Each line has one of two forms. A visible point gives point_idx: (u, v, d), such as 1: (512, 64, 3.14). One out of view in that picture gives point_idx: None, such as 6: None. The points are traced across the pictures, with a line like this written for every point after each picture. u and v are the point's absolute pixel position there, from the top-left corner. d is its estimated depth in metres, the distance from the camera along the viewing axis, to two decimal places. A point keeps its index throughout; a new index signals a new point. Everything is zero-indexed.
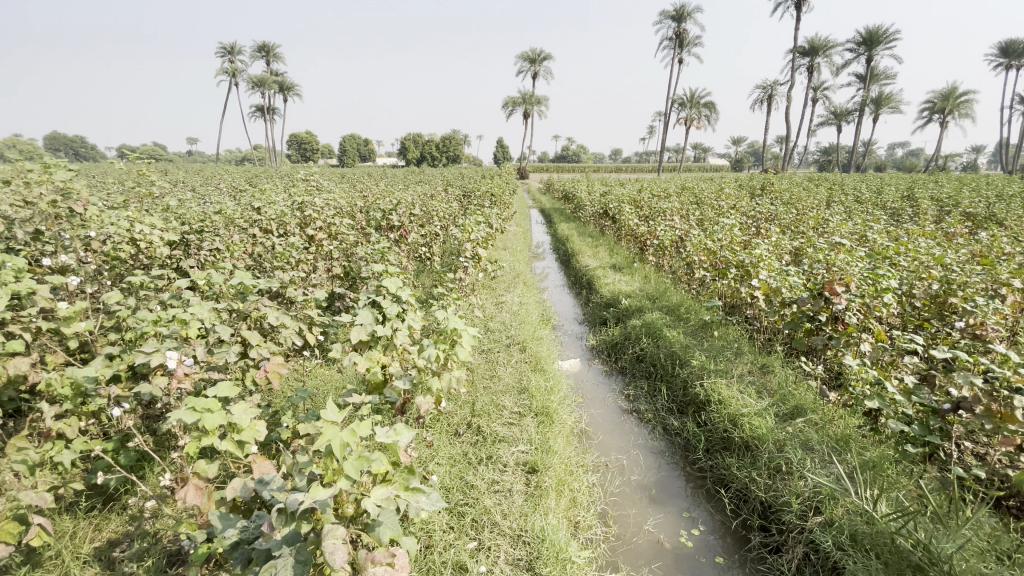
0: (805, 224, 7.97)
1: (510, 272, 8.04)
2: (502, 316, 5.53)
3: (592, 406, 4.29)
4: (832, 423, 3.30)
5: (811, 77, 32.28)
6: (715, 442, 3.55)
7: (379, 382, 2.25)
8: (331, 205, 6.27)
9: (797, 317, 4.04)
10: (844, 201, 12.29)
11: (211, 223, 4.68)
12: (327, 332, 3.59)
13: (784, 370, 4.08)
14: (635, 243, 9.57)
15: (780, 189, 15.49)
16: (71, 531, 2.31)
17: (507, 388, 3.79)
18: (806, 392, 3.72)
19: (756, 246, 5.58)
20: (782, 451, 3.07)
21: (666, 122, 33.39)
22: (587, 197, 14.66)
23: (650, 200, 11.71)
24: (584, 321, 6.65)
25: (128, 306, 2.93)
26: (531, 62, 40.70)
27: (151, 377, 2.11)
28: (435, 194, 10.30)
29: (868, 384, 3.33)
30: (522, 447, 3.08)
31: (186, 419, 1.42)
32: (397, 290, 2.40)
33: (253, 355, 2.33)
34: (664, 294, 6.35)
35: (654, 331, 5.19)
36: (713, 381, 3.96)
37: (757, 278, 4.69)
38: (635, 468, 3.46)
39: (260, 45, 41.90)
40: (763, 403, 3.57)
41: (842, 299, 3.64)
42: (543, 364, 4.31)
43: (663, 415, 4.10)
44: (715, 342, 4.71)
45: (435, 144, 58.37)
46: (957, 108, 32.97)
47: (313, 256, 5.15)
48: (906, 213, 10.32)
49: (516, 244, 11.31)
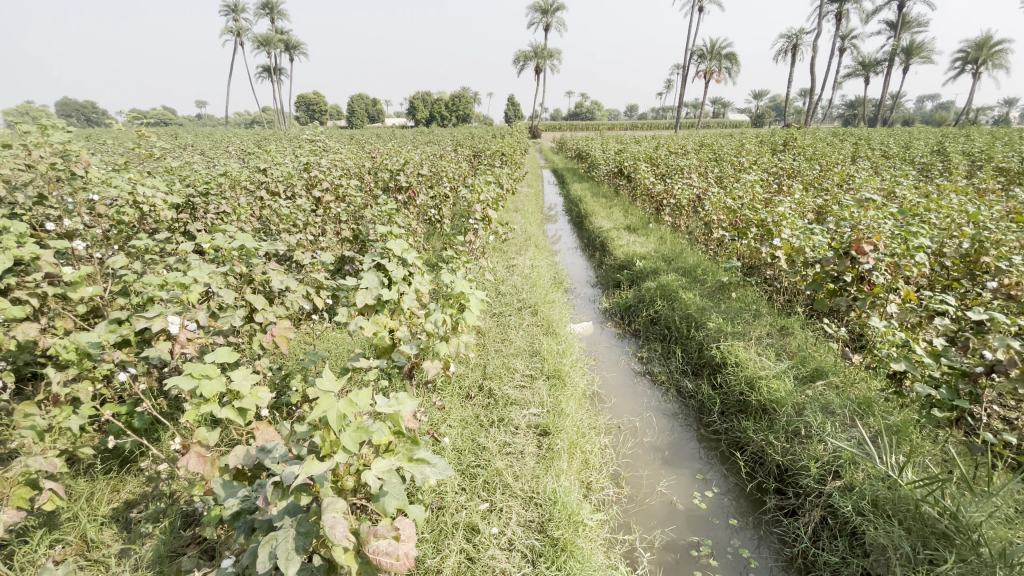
0: (830, 181, 7.63)
1: (521, 234, 7.89)
2: (513, 279, 5.44)
3: (604, 368, 4.23)
4: (854, 386, 3.21)
5: (839, 24, 30.47)
6: (731, 405, 3.49)
7: (387, 346, 2.20)
8: (338, 166, 6.13)
9: (820, 277, 3.89)
10: (870, 157, 11.74)
11: (216, 186, 4.59)
12: (336, 296, 3.54)
13: (804, 331, 3.96)
14: (651, 203, 9.30)
15: (803, 145, 14.85)
16: (88, 493, 2.36)
17: (519, 351, 3.74)
18: (827, 355, 3.61)
19: (778, 204, 5.35)
20: (801, 415, 3.00)
21: (684, 76, 31.99)
22: (601, 155, 14.24)
23: (667, 158, 11.32)
24: (597, 284, 6.53)
25: (134, 271, 2.90)
26: (544, 14, 38.93)
27: (155, 342, 2.08)
28: (444, 155, 10.07)
29: (895, 346, 3.22)
30: (534, 410, 3.05)
31: (183, 386, 1.38)
32: (405, 251, 2.31)
33: (258, 319, 2.29)
34: (679, 255, 6.19)
35: (669, 293, 5.06)
36: (730, 344, 3.86)
37: (779, 237, 4.51)
38: (648, 430, 3.42)
39: (263, 2, 40.60)
40: (782, 366, 3.47)
41: (869, 258, 3.47)
42: (554, 327, 4.24)
43: (677, 377, 4.03)
44: (733, 304, 4.59)
45: (444, 103, 57.04)
46: (995, 56, 30.99)
47: (321, 219, 5.07)
48: (936, 168, 9.84)
49: (527, 206, 11.10)
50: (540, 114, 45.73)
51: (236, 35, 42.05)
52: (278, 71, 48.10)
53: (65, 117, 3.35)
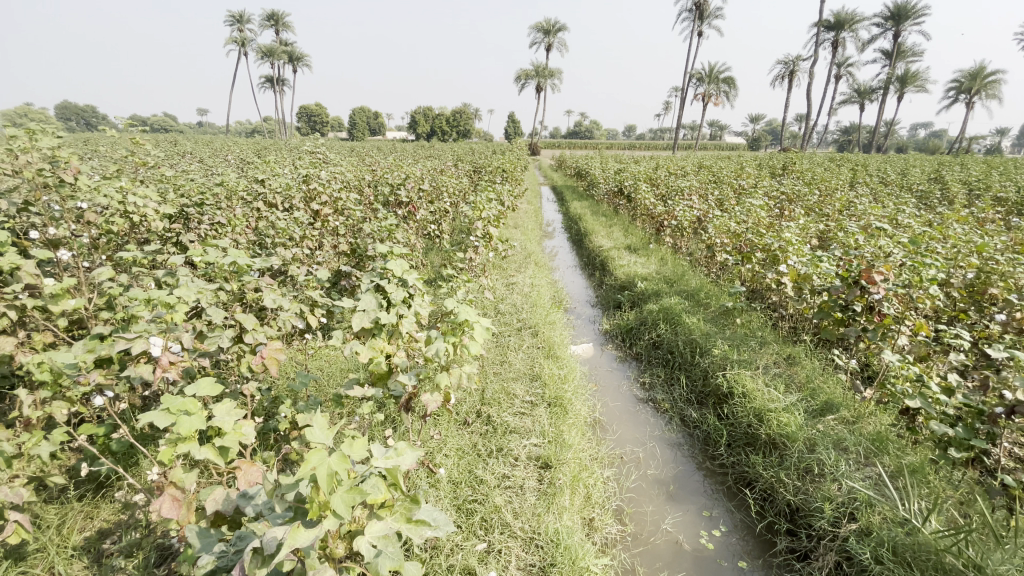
0: (831, 206, 7.61)
1: (521, 251, 7.80)
2: (513, 298, 5.32)
3: (606, 394, 4.10)
4: (866, 422, 3.10)
5: (835, 52, 31.05)
6: (738, 437, 3.36)
7: (383, 373, 2.08)
8: (338, 178, 6.04)
9: (828, 306, 3.80)
10: (869, 183, 11.80)
11: (211, 196, 4.48)
12: (331, 314, 3.42)
13: (811, 361, 3.86)
14: (652, 223, 9.25)
15: (801, 169, 14.94)
16: (59, 522, 2.20)
17: (519, 375, 3.60)
18: (837, 387, 3.51)
19: (782, 229, 5.29)
20: (813, 452, 2.87)
21: (682, 99, 32.42)
22: (601, 174, 14.27)
23: (667, 179, 11.33)
24: (597, 304, 6.43)
25: (120, 284, 2.76)
26: (545, 34, 39.55)
27: (136, 363, 1.95)
28: (445, 170, 10.04)
29: (908, 381, 3.11)
30: (534, 440, 2.91)
31: (158, 423, 1.26)
32: (405, 272, 2.19)
33: (248, 340, 2.16)
34: (682, 277, 6.11)
35: (672, 317, 4.96)
36: (737, 372, 3.75)
37: (785, 263, 4.43)
38: (652, 462, 3.28)
39: (268, 15, 41.12)
40: (791, 398, 3.35)
41: (880, 289, 3.38)
42: (555, 349, 4.11)
43: (681, 405, 3.91)
44: (738, 330, 4.48)
45: (445, 118, 57.55)
46: (987, 88, 31.58)
47: (318, 231, 4.96)
48: (934, 196, 9.88)
49: (527, 223, 11.04)
50: (540, 131, 46.14)
51: (240, 46, 42.36)
52: (281, 82, 48.42)
53: (55, 122, 3.23)
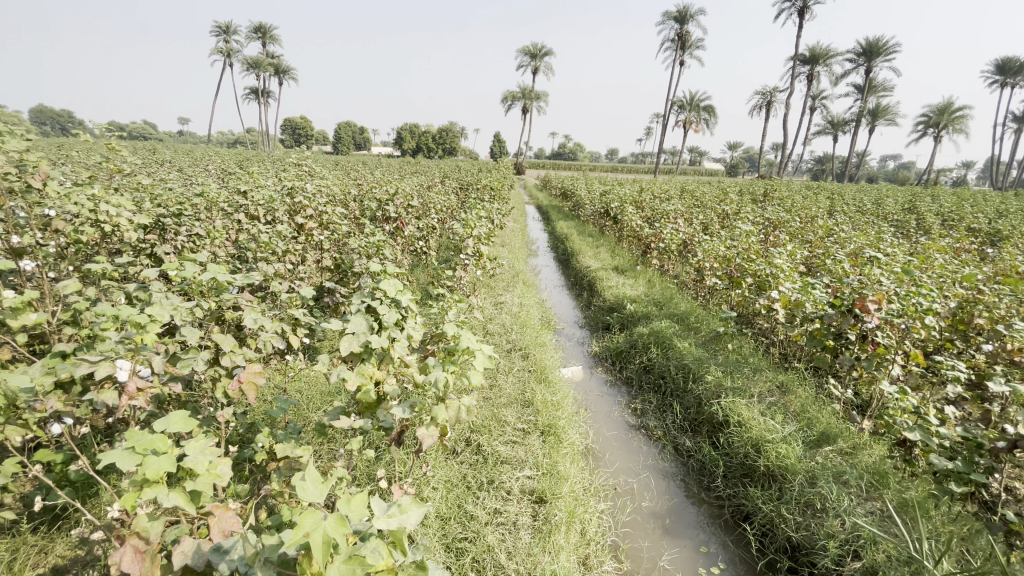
0: (814, 233, 7.72)
1: (509, 270, 7.71)
2: (502, 318, 5.20)
3: (597, 420, 3.99)
4: (863, 453, 3.04)
5: (810, 85, 32.26)
6: (735, 469, 3.26)
7: (371, 401, 1.93)
8: (324, 192, 5.89)
9: (821, 334, 3.77)
10: (847, 211, 12.08)
11: (190, 207, 4.29)
12: (314, 333, 3.25)
13: (804, 390, 3.81)
14: (638, 245, 9.28)
15: (781, 196, 15.27)
16: (7, 560, 1.98)
17: (510, 401, 3.46)
18: (832, 416, 3.45)
19: (772, 255, 5.30)
20: (814, 485, 2.78)
21: (665, 124, 33.14)
22: (587, 195, 14.37)
23: (653, 202, 11.42)
24: (585, 325, 6.35)
25: (88, 297, 2.57)
26: (533, 57, 40.24)
27: (99, 388, 1.77)
28: (433, 186, 9.95)
29: (905, 413, 3.07)
30: (527, 472, 2.77)
31: (121, 465, 1.11)
32: (399, 293, 2.07)
33: (226, 362, 2.01)
34: (670, 300, 6.08)
35: (664, 341, 4.89)
36: (731, 400, 3.67)
37: (776, 289, 4.42)
38: (646, 493, 3.16)
39: (255, 28, 41.11)
40: (788, 428, 3.28)
41: (874, 317, 3.35)
42: (547, 373, 3.99)
43: (674, 433, 3.81)
44: (730, 356, 4.43)
45: (431, 136, 57.85)
46: (952, 123, 33.02)
47: (302, 246, 4.78)
48: (911, 225, 10.14)
49: (513, 241, 10.98)
50: (525, 151, 46.61)
51: (226, 56, 42.07)
52: (267, 94, 48.16)
53: (24, 124, 3.04)
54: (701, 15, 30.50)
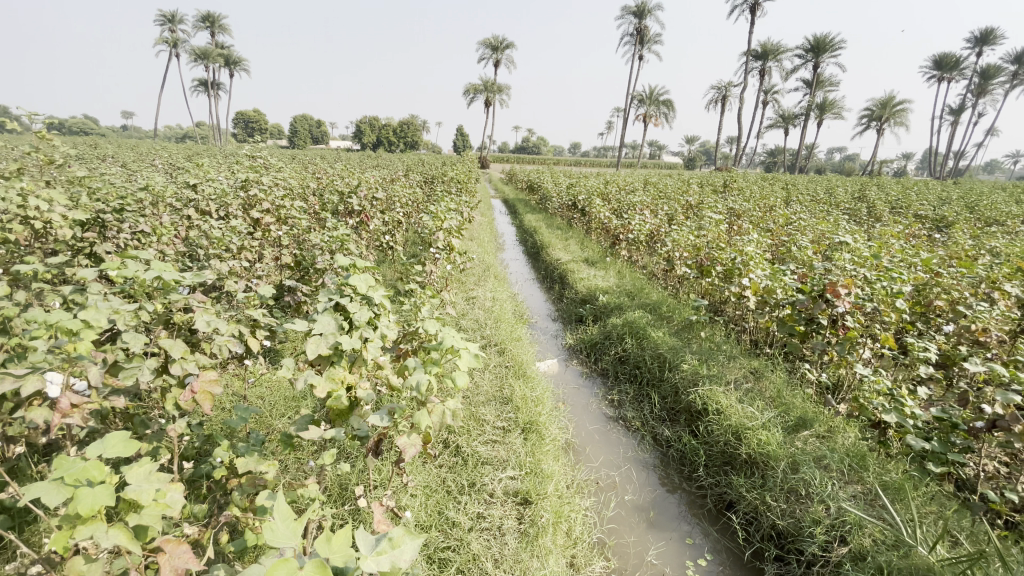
0: (776, 221, 7.89)
1: (478, 264, 7.55)
2: (475, 313, 5.06)
3: (575, 414, 3.91)
4: (839, 436, 3.08)
5: (764, 80, 33.31)
6: (716, 457, 3.24)
7: (344, 409, 1.76)
8: (281, 186, 5.57)
9: (793, 319, 3.82)
10: (804, 200, 12.47)
11: (133, 202, 3.93)
12: (276, 335, 3.02)
13: (778, 375, 3.84)
14: (607, 236, 9.29)
15: (741, 187, 15.66)
16: None
17: (488, 398, 3.32)
18: (807, 400, 3.49)
19: (740, 243, 5.34)
20: (796, 471, 2.79)
21: (626, 118, 33.54)
22: (553, 188, 14.31)
23: (619, 194, 11.47)
24: (558, 318, 6.27)
25: (12, 303, 2.27)
26: (495, 50, 39.91)
27: (27, 406, 1.54)
28: (397, 180, 9.65)
29: (879, 395, 3.12)
30: (510, 473, 2.65)
31: (45, 502, 0.92)
32: (371, 288, 1.90)
33: (177, 371, 1.79)
34: (642, 291, 6.07)
35: (638, 332, 4.86)
36: (709, 388, 3.65)
37: (747, 277, 4.44)
38: (629, 487, 3.10)
39: (202, 16, 39.18)
40: (767, 414, 3.28)
41: (845, 302, 3.41)
42: (524, 368, 3.88)
43: (653, 423, 3.77)
44: (704, 344, 4.43)
45: (392, 129, 56.79)
46: (894, 116, 34.73)
47: (260, 242, 4.49)
48: (863, 213, 10.55)
49: (480, 235, 10.80)
50: (488, 146, 46.36)
51: (170, 46, 39.88)
52: (217, 86, 45.93)
53: None
54: (658, 10, 30.89)
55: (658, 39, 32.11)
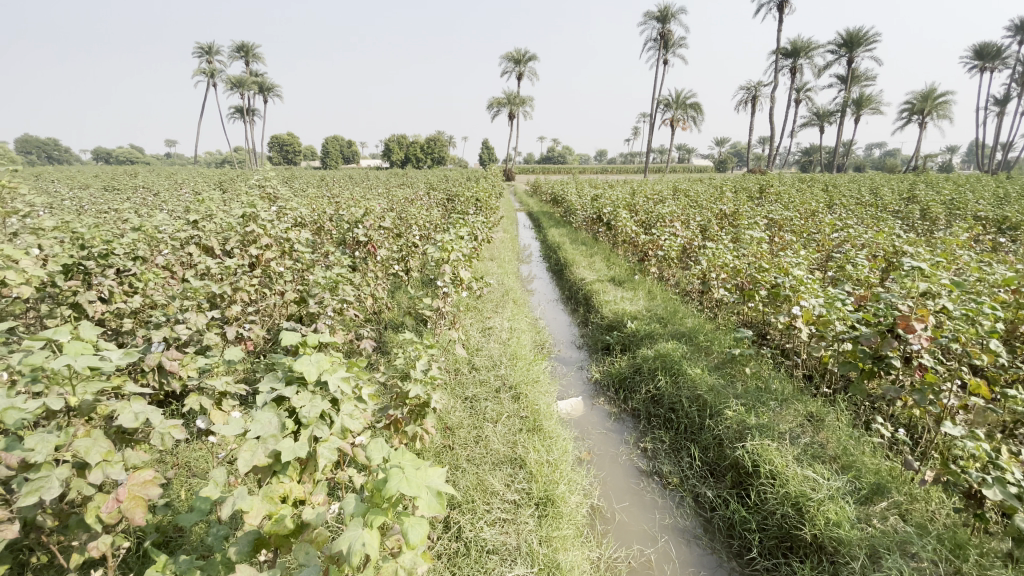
0: (821, 231, 7.20)
1: (498, 287, 7.15)
2: (490, 348, 4.64)
3: (602, 470, 3.41)
4: (924, 513, 2.51)
5: (796, 78, 32.07)
6: (772, 533, 2.70)
7: (286, 537, 1.38)
8: (286, 217, 5.33)
9: (856, 357, 3.27)
10: (848, 204, 11.57)
11: (123, 245, 3.72)
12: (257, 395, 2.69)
13: (841, 424, 3.27)
14: (635, 252, 8.75)
15: (777, 192, 14.85)
16: None
17: (499, 464, 2.89)
18: (880, 460, 2.92)
19: (786, 262, 4.76)
20: (877, 565, 2.25)
21: (651, 125, 32.88)
22: (578, 200, 13.83)
23: (646, 205, 10.90)
24: (583, 346, 5.80)
25: None
26: (516, 64, 40.08)
27: None
28: (415, 200, 9.39)
29: (976, 460, 2.53)
30: (520, 570, 2.20)
31: None
32: (327, 372, 1.52)
33: (95, 480, 1.51)
34: (675, 315, 5.54)
35: (672, 366, 4.33)
36: (759, 442, 3.11)
37: (798, 305, 3.88)
38: (667, 567, 2.59)
39: (237, 47, 40.90)
40: (833, 480, 2.73)
41: (921, 339, 2.89)
42: (542, 418, 3.43)
43: (693, 482, 3.25)
44: (749, 383, 3.88)
45: (418, 147, 57.72)
46: (939, 109, 32.78)
47: (259, 280, 4.23)
48: (916, 218, 9.65)
49: (503, 253, 10.43)
50: (512, 158, 46.44)
51: (208, 77, 41.61)
52: (251, 112, 47.55)
53: None
54: (681, 13, 30.23)
55: (682, 43, 31.37)
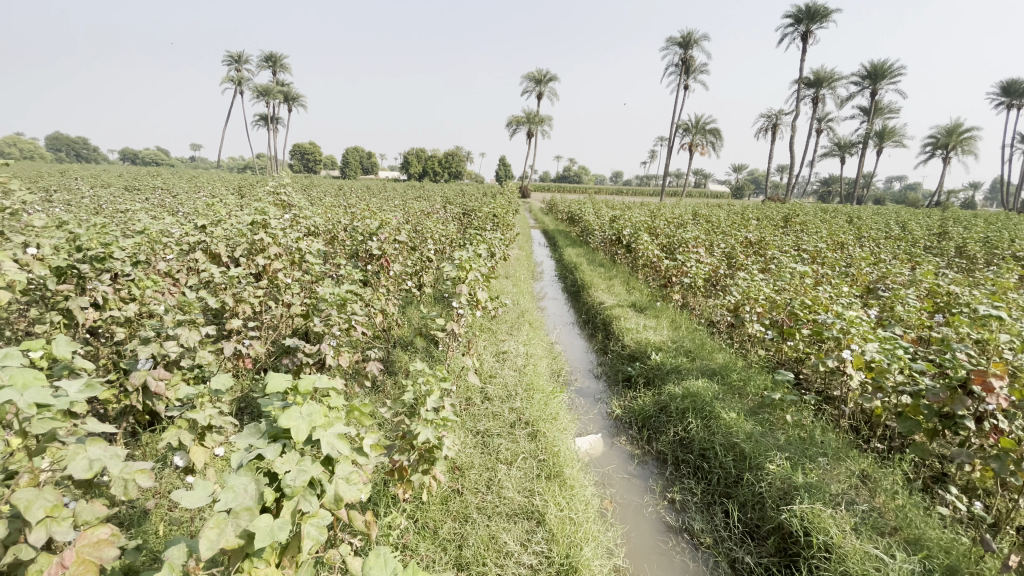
0: (857, 265, 6.78)
1: (513, 308, 6.86)
2: (505, 376, 4.32)
3: (626, 523, 3.06)
4: None
5: (819, 107, 31.76)
6: None
7: None
8: (299, 226, 5.11)
9: (918, 414, 2.90)
10: (877, 237, 11.12)
11: (123, 248, 3.49)
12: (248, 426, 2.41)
13: (900, 489, 2.90)
14: (657, 277, 8.41)
15: (800, 221, 14.39)
16: None
17: (514, 517, 2.56)
18: (952, 536, 2.54)
19: (828, 299, 4.40)
20: None
21: (670, 148, 32.75)
22: (597, 220, 13.54)
23: (668, 229, 10.57)
24: (601, 375, 5.46)
25: None
26: (537, 83, 40.41)
27: None
28: (432, 213, 9.17)
29: None
30: None
31: None
32: (320, 429, 1.24)
33: (34, 543, 1.20)
34: (702, 349, 5.18)
35: (703, 408, 3.97)
36: (809, 506, 2.74)
37: (848, 349, 3.52)
38: None
39: (265, 56, 41.79)
40: (900, 560, 2.36)
41: (1000, 399, 2.53)
42: (562, 462, 3.09)
43: (729, 544, 2.89)
44: (791, 433, 3.50)
45: (436, 161, 58.22)
46: (965, 144, 32.17)
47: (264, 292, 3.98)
48: (952, 256, 9.19)
49: (518, 271, 10.15)
50: (529, 176, 46.61)
51: (235, 84, 42.51)
52: (274, 120, 48.36)
53: None
54: (705, 39, 30.23)
55: (704, 69, 31.30)
